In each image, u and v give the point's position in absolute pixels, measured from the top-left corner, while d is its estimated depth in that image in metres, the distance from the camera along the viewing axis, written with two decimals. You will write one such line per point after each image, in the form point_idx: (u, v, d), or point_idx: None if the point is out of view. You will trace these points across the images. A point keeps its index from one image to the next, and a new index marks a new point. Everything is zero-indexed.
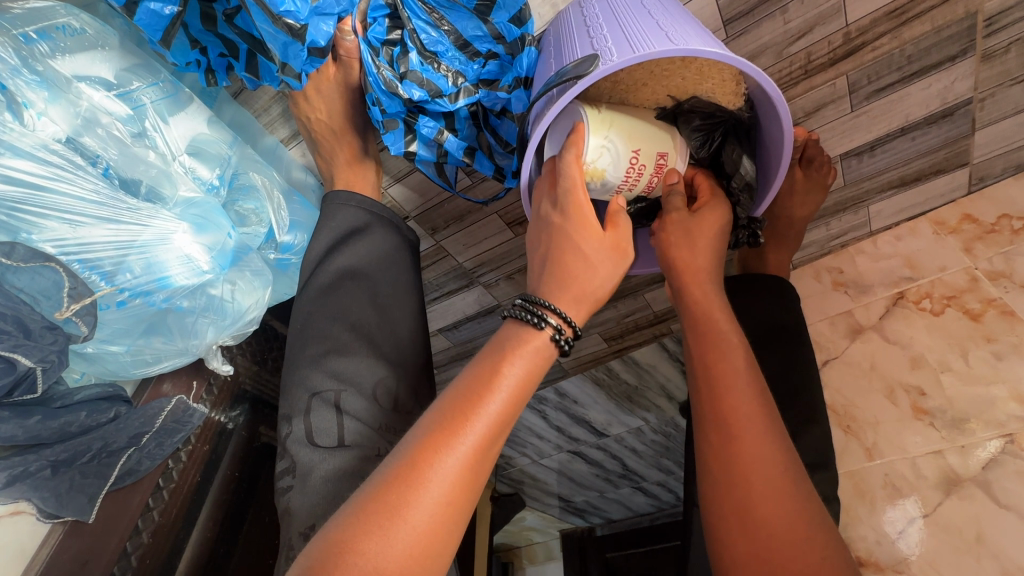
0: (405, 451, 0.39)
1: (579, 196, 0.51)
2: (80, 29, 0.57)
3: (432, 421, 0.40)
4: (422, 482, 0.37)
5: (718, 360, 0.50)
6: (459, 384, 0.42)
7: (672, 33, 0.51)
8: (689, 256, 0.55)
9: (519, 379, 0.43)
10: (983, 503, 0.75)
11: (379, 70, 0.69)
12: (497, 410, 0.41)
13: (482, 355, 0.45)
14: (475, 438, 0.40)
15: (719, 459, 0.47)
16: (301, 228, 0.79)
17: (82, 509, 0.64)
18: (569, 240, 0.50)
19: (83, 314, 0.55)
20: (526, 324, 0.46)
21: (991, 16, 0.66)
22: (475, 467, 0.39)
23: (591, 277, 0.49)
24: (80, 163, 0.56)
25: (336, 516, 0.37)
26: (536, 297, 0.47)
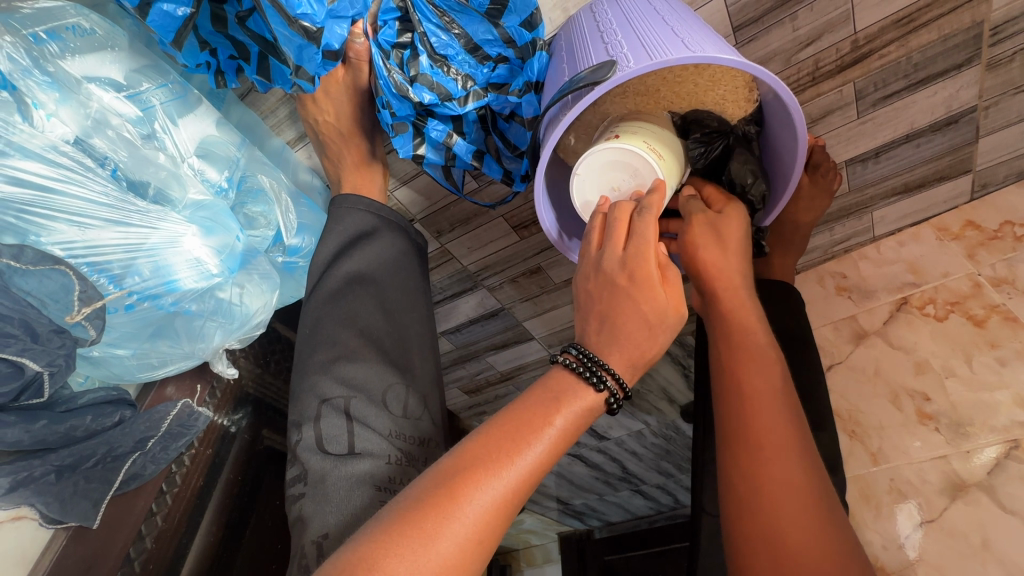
0: (439, 481, 0.39)
1: (650, 260, 0.48)
2: (90, 30, 0.57)
3: (470, 454, 0.40)
4: (454, 516, 0.37)
5: (749, 374, 0.50)
6: (500, 417, 0.43)
7: (687, 39, 0.51)
8: (721, 258, 0.53)
9: (565, 433, 0.43)
10: (988, 508, 0.75)
11: (390, 73, 0.69)
12: (538, 455, 0.41)
13: (528, 394, 0.45)
14: (513, 479, 0.40)
15: (743, 476, 0.47)
16: (309, 231, 0.79)
17: (87, 514, 0.63)
18: (633, 305, 0.47)
19: (93, 317, 0.55)
20: (580, 379, 0.45)
21: (997, 26, 0.66)
22: (507, 506, 0.39)
23: (645, 339, 0.47)
24: (90, 165, 0.55)
25: (363, 530, 0.37)
26: (593, 354, 0.46)
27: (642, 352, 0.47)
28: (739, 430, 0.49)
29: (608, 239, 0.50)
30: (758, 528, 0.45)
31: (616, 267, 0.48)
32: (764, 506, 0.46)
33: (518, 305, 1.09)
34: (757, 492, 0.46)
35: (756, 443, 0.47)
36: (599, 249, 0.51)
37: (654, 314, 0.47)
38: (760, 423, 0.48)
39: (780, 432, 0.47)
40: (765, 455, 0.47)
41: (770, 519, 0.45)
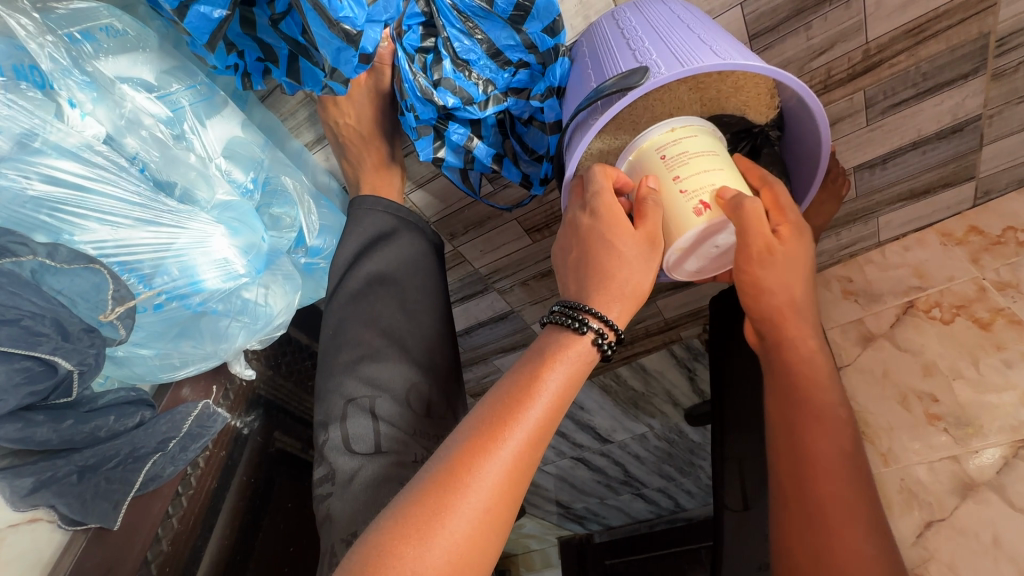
0: (447, 459, 0.42)
1: (607, 198, 0.53)
2: (122, 31, 0.58)
3: (472, 427, 0.44)
4: (462, 489, 0.41)
5: (814, 436, 0.59)
6: (499, 389, 0.47)
7: (715, 47, 0.52)
8: (790, 308, 0.59)
9: (560, 385, 0.47)
10: (998, 507, 0.76)
11: (416, 77, 0.70)
12: (536, 415, 0.44)
13: (524, 361, 0.48)
14: (514, 448, 0.43)
15: (808, 530, 0.57)
16: (329, 231, 0.79)
17: (107, 516, 0.63)
18: (601, 242, 0.52)
19: (124, 317, 0.56)
20: (567, 329, 0.49)
21: (1003, 37, 0.69)
22: (514, 473, 0.42)
23: (615, 264, 0.51)
24: (122, 164, 0.55)
25: (383, 514, 0.41)
26: (575, 303, 0.50)
27: (621, 287, 0.50)
28: (804, 486, 0.58)
29: (576, 200, 0.56)
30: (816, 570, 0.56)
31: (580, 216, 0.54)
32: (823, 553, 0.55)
33: (529, 308, 1.10)
34: (823, 547, 0.55)
35: (820, 505, 0.57)
36: (568, 210, 0.57)
37: (620, 245, 0.51)
38: (820, 488, 0.57)
39: (837, 490, 0.57)
40: (831, 520, 0.56)
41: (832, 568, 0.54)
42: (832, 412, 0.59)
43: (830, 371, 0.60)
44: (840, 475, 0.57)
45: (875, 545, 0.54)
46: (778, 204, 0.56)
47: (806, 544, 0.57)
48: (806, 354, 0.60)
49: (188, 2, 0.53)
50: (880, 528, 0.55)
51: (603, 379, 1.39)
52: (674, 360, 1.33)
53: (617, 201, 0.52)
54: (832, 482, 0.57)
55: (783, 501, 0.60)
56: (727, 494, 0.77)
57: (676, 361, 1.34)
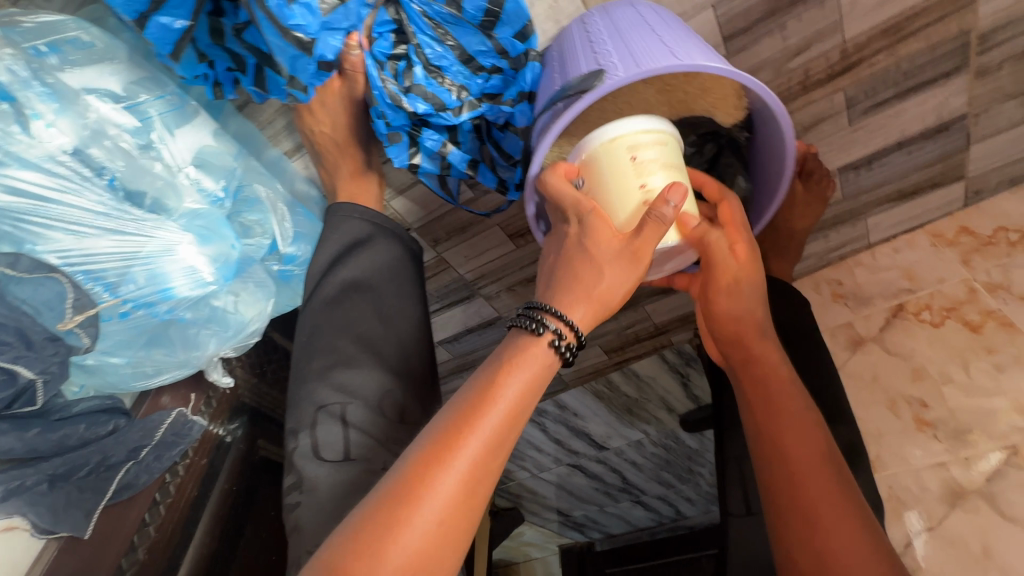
0: (402, 472, 0.42)
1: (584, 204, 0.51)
2: (89, 43, 0.59)
3: (428, 438, 0.44)
4: (415, 502, 0.40)
5: (791, 442, 0.58)
6: (455, 398, 0.46)
7: (676, 48, 0.52)
8: (752, 329, 0.63)
9: (518, 392, 0.46)
10: (988, 515, 0.74)
11: (385, 83, 0.70)
12: (492, 424, 0.44)
13: (483, 367, 0.48)
14: (468, 460, 0.42)
15: (801, 541, 0.55)
16: (306, 239, 0.79)
17: (79, 525, 0.62)
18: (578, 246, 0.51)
19: (86, 326, 0.56)
20: (524, 331, 0.49)
21: (984, 34, 0.67)
22: (471, 483, 0.42)
23: (585, 264, 0.50)
24: (87, 174, 0.57)
25: (337, 530, 0.41)
26: (538, 303, 0.50)
27: (588, 290, 0.49)
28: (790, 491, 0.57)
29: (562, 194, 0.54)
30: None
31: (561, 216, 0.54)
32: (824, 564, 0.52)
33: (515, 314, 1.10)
34: (821, 555, 0.53)
35: (809, 510, 0.55)
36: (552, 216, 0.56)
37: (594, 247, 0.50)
38: (805, 496, 0.55)
39: (823, 490, 0.55)
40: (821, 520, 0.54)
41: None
42: (803, 418, 0.59)
43: (791, 378, 0.62)
44: (822, 478, 0.56)
45: (869, 544, 0.52)
46: (733, 218, 0.58)
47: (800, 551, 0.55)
48: (769, 367, 0.62)
49: (149, 14, 0.55)
50: (872, 528, 0.53)
51: (595, 385, 1.38)
52: (666, 365, 1.32)
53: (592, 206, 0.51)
54: (815, 488, 0.55)
55: (775, 513, 0.58)
56: (729, 501, 0.78)
57: (667, 366, 1.32)
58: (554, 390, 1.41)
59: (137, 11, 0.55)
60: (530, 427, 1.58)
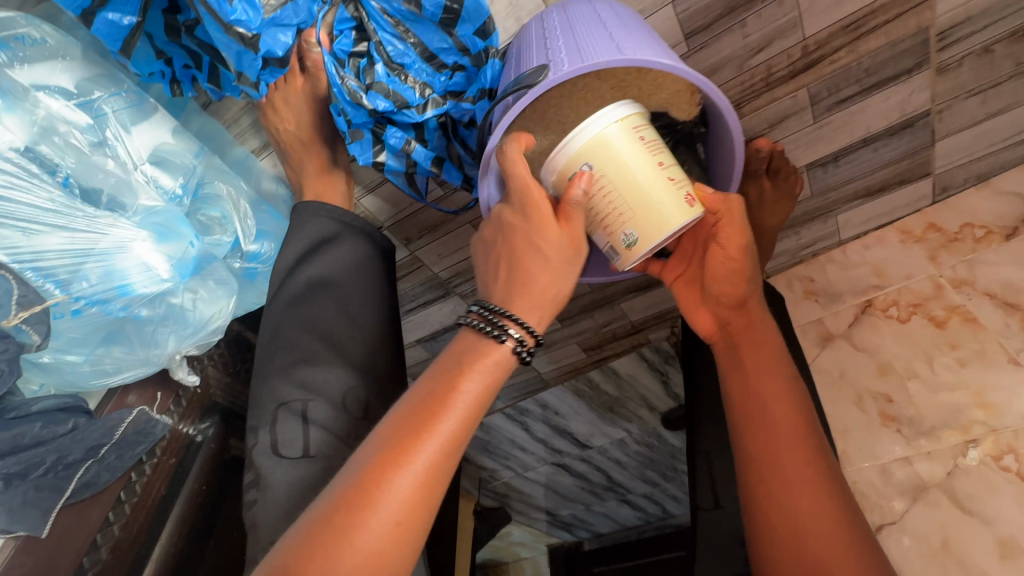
0: (356, 473, 0.41)
1: (533, 194, 0.51)
2: (40, 39, 0.62)
3: (383, 438, 0.43)
4: (370, 505, 0.40)
5: (779, 411, 0.57)
6: (411, 399, 0.45)
7: (622, 43, 0.53)
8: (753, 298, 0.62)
9: (475, 395, 0.46)
10: (950, 510, 0.76)
11: (344, 80, 0.69)
12: (450, 427, 0.44)
13: (440, 369, 0.47)
14: (425, 462, 0.42)
15: (775, 505, 0.54)
16: (270, 237, 0.80)
17: (36, 524, 0.62)
18: (523, 238, 0.52)
19: (34, 322, 0.57)
20: (484, 335, 0.48)
21: (943, 31, 0.67)
22: (428, 486, 0.42)
23: (537, 264, 0.51)
24: (35, 172, 0.59)
25: (288, 533, 0.40)
26: (494, 305, 0.50)
27: (533, 290, 0.50)
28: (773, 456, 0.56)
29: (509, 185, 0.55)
30: (786, 543, 0.53)
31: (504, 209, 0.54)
32: (796, 528, 0.52)
33: None
34: (793, 520, 0.53)
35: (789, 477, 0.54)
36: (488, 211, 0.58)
37: (541, 244, 0.51)
38: (786, 462, 0.55)
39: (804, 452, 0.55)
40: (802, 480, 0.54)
41: (803, 539, 0.52)
42: (791, 390, 0.59)
43: (778, 346, 0.62)
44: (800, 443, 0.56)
45: (840, 515, 0.52)
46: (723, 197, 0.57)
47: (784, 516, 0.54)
48: (764, 337, 0.62)
49: (96, 10, 0.59)
50: (845, 499, 0.53)
51: (575, 383, 1.38)
52: (645, 363, 1.32)
53: (542, 196, 0.51)
54: (796, 456, 0.55)
55: (752, 477, 0.57)
56: (698, 493, 0.76)
57: (646, 364, 1.32)
58: (534, 388, 1.41)
59: (82, 8, 0.59)
60: (513, 427, 1.58)
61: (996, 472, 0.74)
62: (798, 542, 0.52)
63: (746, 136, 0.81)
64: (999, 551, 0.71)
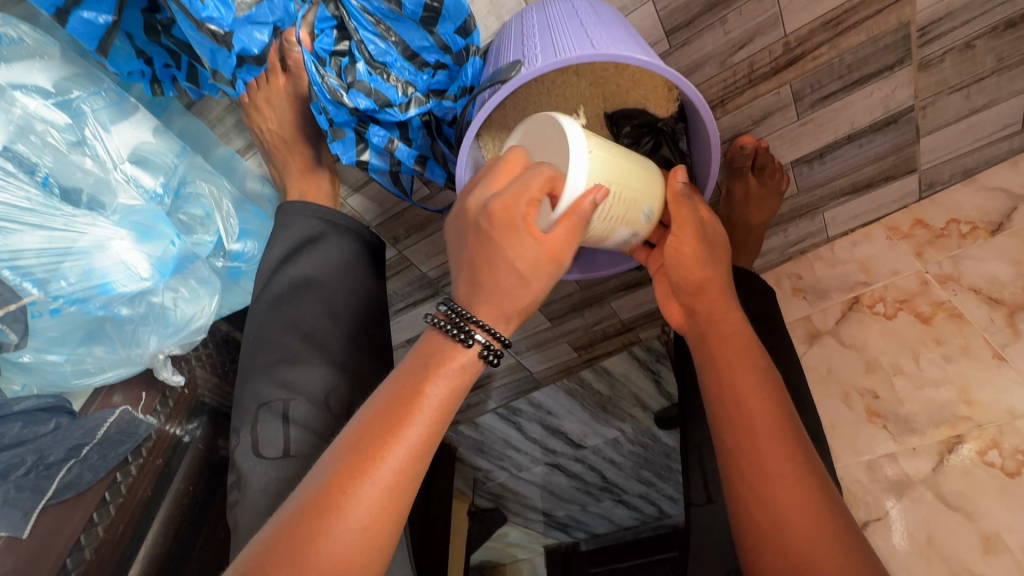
0: (319, 482, 0.39)
1: (523, 205, 0.47)
2: (18, 39, 0.62)
3: (348, 445, 0.41)
4: (334, 514, 0.38)
5: (753, 400, 0.54)
6: (375, 403, 0.43)
7: (597, 40, 0.53)
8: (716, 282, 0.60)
9: (443, 399, 0.43)
10: (933, 505, 0.76)
11: (325, 78, 0.69)
12: (418, 431, 0.42)
13: (405, 369, 0.45)
14: (391, 467, 0.40)
15: (758, 499, 0.50)
16: (254, 236, 0.81)
17: (17, 524, 0.62)
18: (496, 245, 0.46)
19: (12, 321, 0.59)
20: (451, 338, 0.46)
21: (924, 26, 0.66)
22: (394, 490, 0.40)
23: (505, 274, 0.46)
24: (13, 171, 0.60)
25: (248, 547, 0.37)
26: (462, 308, 0.46)
27: (499, 304, 0.46)
28: (738, 427, 0.54)
29: (489, 181, 0.50)
30: (772, 541, 0.48)
31: (480, 204, 0.48)
32: (768, 507, 0.49)
33: None
34: (777, 514, 0.48)
35: (753, 447, 0.52)
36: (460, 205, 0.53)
37: (513, 254, 0.46)
38: (757, 442, 0.52)
39: (767, 421, 0.52)
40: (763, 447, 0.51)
41: (787, 534, 0.47)
42: (766, 378, 0.55)
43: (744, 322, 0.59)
44: (764, 411, 0.53)
45: (824, 506, 0.48)
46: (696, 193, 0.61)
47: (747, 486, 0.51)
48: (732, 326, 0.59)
49: (69, 9, 0.59)
50: (830, 490, 0.49)
51: (567, 382, 1.37)
52: (636, 361, 1.32)
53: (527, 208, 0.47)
54: (766, 432, 0.52)
55: (736, 473, 0.53)
56: (691, 489, 0.75)
57: (638, 363, 1.32)
58: (527, 387, 1.41)
59: (55, 6, 0.59)
60: (507, 427, 1.57)
61: (982, 468, 0.74)
62: (784, 537, 0.47)
63: (730, 133, 0.81)
64: (982, 547, 0.71)
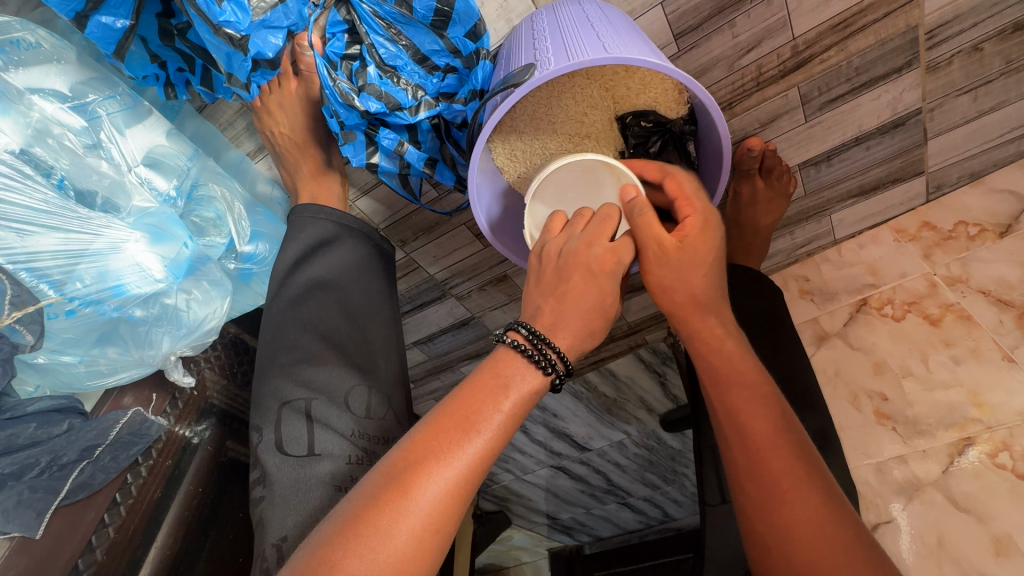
0: (392, 477, 0.39)
1: (623, 262, 0.50)
2: (35, 43, 0.63)
3: (419, 449, 0.41)
4: (409, 512, 0.38)
5: (749, 413, 0.52)
6: (449, 407, 0.43)
7: (609, 43, 0.54)
8: (689, 302, 0.54)
9: (515, 411, 0.44)
10: (943, 507, 0.76)
11: (336, 82, 0.70)
12: (490, 438, 0.42)
13: (476, 380, 0.46)
14: (464, 470, 0.41)
15: (758, 510, 0.50)
16: (266, 239, 0.84)
17: (30, 524, 0.62)
18: (600, 293, 0.49)
19: (27, 322, 0.58)
20: (526, 357, 0.46)
21: (932, 30, 0.67)
22: (462, 493, 0.40)
23: (596, 317, 0.49)
24: (30, 173, 0.59)
25: (314, 535, 0.38)
26: (539, 331, 0.47)
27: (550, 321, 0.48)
28: (743, 441, 0.52)
29: (593, 229, 0.51)
30: (778, 555, 0.48)
31: (589, 250, 0.49)
32: (773, 524, 0.49)
33: (488, 314, 1.09)
34: (779, 529, 0.48)
35: (758, 464, 0.50)
36: (549, 239, 0.53)
37: (610, 305, 0.50)
38: (762, 456, 0.50)
39: (770, 435, 0.51)
40: (767, 461, 0.50)
41: (791, 550, 0.47)
42: (759, 388, 0.53)
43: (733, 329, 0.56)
44: (768, 425, 0.51)
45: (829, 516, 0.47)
46: (682, 192, 0.55)
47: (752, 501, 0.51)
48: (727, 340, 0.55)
49: (88, 14, 0.60)
50: (833, 498, 0.49)
51: (573, 385, 1.38)
52: (642, 364, 1.32)
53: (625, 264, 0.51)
54: (770, 446, 0.51)
55: (737, 486, 0.52)
56: (706, 490, 0.75)
57: (644, 365, 1.32)
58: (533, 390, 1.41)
59: (75, 11, 0.60)
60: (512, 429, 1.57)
61: (992, 470, 0.74)
62: (788, 553, 0.47)
63: (737, 136, 0.81)
64: (994, 549, 0.71)
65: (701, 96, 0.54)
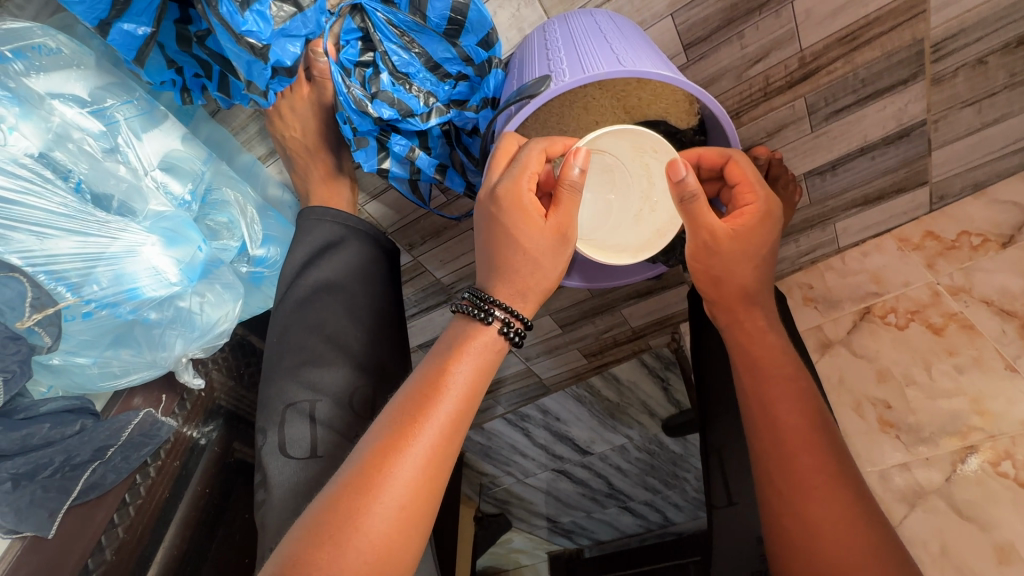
0: (361, 458, 0.40)
1: (522, 185, 0.48)
2: (56, 49, 0.64)
3: (383, 426, 0.42)
4: (375, 490, 0.39)
5: (782, 409, 0.54)
6: (410, 387, 0.44)
7: (623, 55, 0.54)
8: (739, 295, 0.58)
9: (468, 377, 0.45)
10: (946, 514, 0.77)
11: (350, 89, 0.71)
12: (450, 409, 0.43)
13: (432, 356, 0.47)
14: (428, 444, 0.41)
15: (784, 503, 0.51)
16: (275, 242, 0.84)
17: (43, 524, 0.62)
18: (506, 227, 0.49)
19: (46, 324, 0.59)
20: (473, 320, 0.48)
21: (938, 43, 0.68)
22: (431, 468, 0.41)
23: (507, 250, 0.49)
24: (50, 177, 0.61)
25: (292, 529, 0.38)
26: (482, 291, 0.49)
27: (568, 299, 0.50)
28: (774, 436, 0.54)
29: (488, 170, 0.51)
30: (802, 550, 0.49)
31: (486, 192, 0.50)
32: (800, 519, 0.50)
33: None
34: (803, 523, 0.49)
35: (789, 460, 0.52)
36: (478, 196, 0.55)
37: (525, 238, 0.48)
38: (791, 451, 0.52)
39: (802, 433, 0.53)
40: (797, 458, 0.52)
41: (816, 544, 0.48)
42: (792, 388, 0.55)
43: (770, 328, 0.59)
44: (804, 423, 0.53)
45: (858, 515, 0.48)
46: (747, 177, 0.54)
47: (779, 496, 0.52)
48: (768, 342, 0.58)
49: (110, 21, 0.62)
50: (861, 500, 0.50)
51: (575, 390, 1.38)
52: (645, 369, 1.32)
53: (526, 191, 0.48)
54: (802, 442, 0.52)
55: (764, 481, 0.54)
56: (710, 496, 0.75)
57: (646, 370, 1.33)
58: (535, 394, 1.42)
59: (98, 19, 0.61)
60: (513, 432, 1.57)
61: (995, 479, 0.75)
62: (812, 548, 0.48)
63: (745, 144, 0.81)
64: (996, 557, 0.72)
65: (710, 107, 0.56)
